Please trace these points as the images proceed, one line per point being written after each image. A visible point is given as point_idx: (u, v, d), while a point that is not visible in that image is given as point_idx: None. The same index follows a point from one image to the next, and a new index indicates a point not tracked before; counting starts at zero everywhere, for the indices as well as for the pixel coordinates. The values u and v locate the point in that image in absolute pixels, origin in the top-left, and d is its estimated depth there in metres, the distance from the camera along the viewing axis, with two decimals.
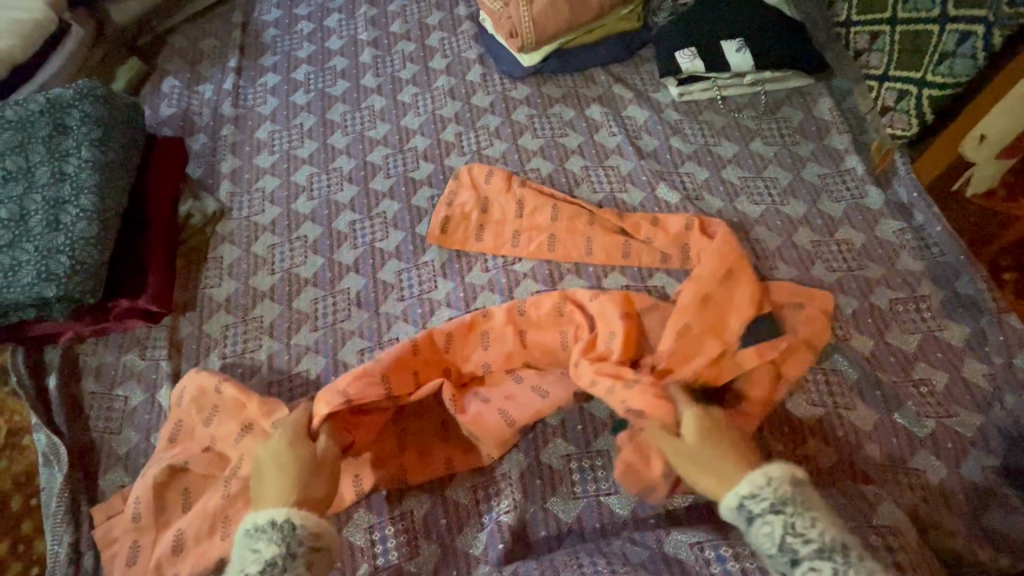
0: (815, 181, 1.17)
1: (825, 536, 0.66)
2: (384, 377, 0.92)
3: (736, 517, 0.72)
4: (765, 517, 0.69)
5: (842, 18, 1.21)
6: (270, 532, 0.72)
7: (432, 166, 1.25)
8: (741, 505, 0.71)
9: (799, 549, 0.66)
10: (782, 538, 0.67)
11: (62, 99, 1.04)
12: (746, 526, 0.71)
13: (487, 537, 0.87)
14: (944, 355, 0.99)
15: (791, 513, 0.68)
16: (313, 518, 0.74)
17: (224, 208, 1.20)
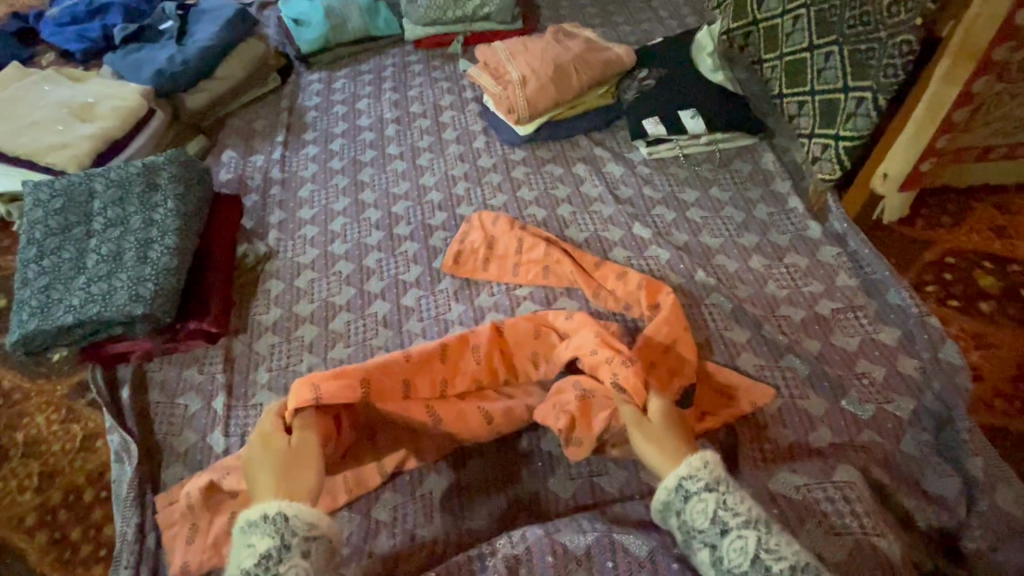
0: (764, 218, 1.41)
1: (750, 511, 0.79)
2: (368, 379, 1.01)
3: (670, 496, 0.82)
4: (699, 495, 0.80)
5: (775, 93, 1.47)
6: (263, 526, 0.77)
7: (446, 214, 1.50)
8: (679, 485, 0.82)
9: (727, 523, 0.78)
10: (714, 512, 0.79)
11: (154, 164, 1.31)
12: (683, 504, 0.81)
13: (496, 510, 1.01)
14: (881, 353, 1.17)
15: (720, 490, 0.80)
16: (304, 509, 0.78)
17: (272, 251, 1.44)
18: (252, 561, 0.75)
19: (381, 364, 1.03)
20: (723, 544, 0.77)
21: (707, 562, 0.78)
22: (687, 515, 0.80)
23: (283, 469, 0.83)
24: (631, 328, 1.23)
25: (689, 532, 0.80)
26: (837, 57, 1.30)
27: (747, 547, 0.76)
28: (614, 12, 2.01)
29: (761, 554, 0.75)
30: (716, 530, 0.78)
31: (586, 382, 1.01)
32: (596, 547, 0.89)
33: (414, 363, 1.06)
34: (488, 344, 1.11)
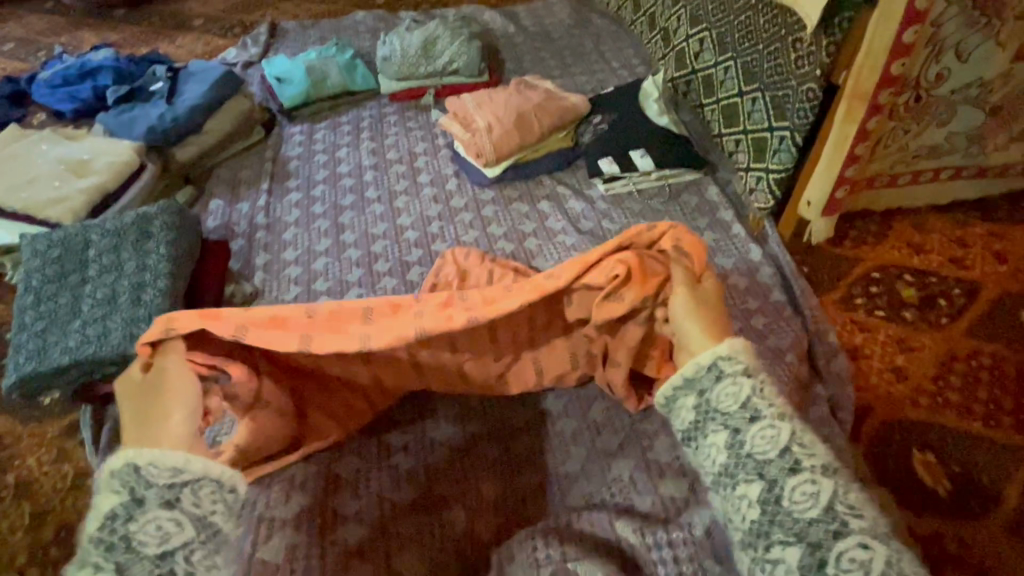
0: (711, 244, 1.56)
1: (779, 404, 0.89)
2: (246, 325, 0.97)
3: (701, 370, 0.94)
4: (726, 385, 0.91)
5: (717, 132, 1.68)
6: (117, 479, 0.78)
7: (421, 251, 1.62)
8: (713, 365, 0.93)
9: (755, 419, 0.88)
10: (745, 397, 0.89)
11: (147, 213, 1.41)
12: (713, 382, 0.93)
13: (472, 510, 1.10)
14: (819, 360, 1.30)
15: (755, 378, 0.91)
16: (159, 456, 0.79)
17: (258, 291, 1.54)
18: (98, 520, 0.76)
19: (271, 315, 0.99)
20: (750, 429, 0.87)
21: (727, 446, 0.88)
22: (715, 395, 0.92)
23: (149, 416, 0.88)
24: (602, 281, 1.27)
25: (714, 413, 0.91)
26: (763, 101, 1.47)
27: (776, 437, 0.86)
28: (572, 64, 2.22)
29: (792, 446, 0.85)
30: (744, 415, 0.88)
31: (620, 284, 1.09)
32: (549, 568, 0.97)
33: (312, 319, 1.01)
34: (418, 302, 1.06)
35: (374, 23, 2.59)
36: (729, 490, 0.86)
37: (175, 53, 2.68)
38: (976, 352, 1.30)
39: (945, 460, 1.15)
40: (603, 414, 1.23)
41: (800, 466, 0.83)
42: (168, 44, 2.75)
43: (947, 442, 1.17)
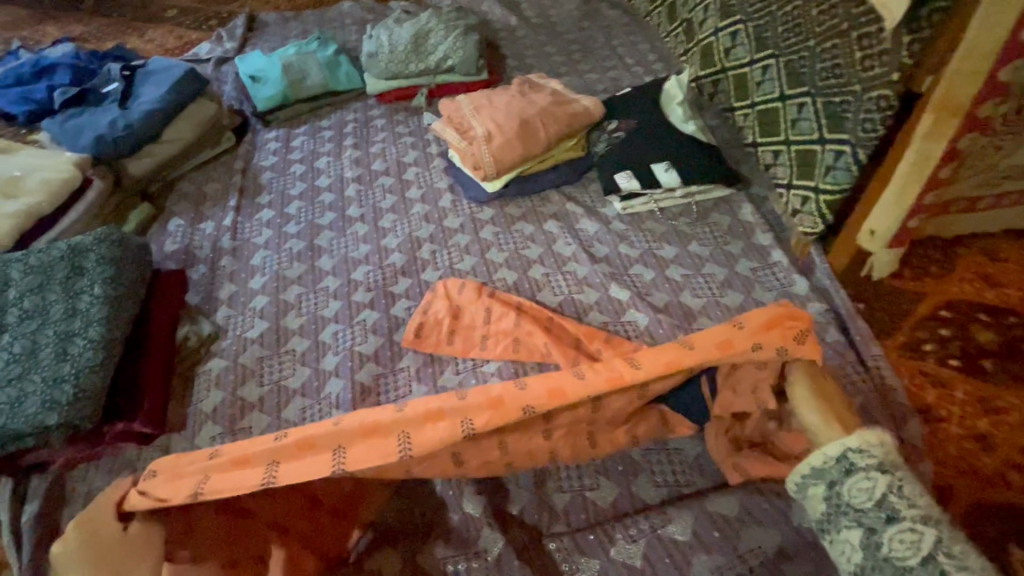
0: (748, 273, 1.33)
1: (926, 507, 0.77)
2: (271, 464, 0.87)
3: (823, 463, 0.84)
4: (848, 482, 0.81)
5: (750, 141, 1.45)
6: None
7: (410, 280, 1.39)
8: (844, 454, 0.83)
9: (884, 522, 0.77)
10: (883, 494, 0.78)
11: (82, 244, 1.19)
12: (844, 476, 0.82)
13: None
14: (890, 418, 1.06)
15: (892, 474, 0.80)
16: None
17: (218, 330, 1.31)
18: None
19: (298, 440, 0.88)
20: (887, 531, 0.76)
21: (852, 545, 0.79)
22: (846, 490, 0.81)
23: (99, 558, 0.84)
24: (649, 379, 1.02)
25: (839, 508, 0.82)
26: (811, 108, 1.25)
27: (919, 541, 0.74)
28: (581, 60, 1.98)
29: (936, 555, 0.72)
30: (881, 514, 0.78)
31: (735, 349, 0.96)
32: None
33: (338, 430, 0.89)
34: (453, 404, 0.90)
35: (362, 14, 2.35)
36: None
37: (144, 49, 2.44)
38: None
39: None
40: (611, 494, 1.04)
41: None
42: (137, 39, 2.50)
43: None
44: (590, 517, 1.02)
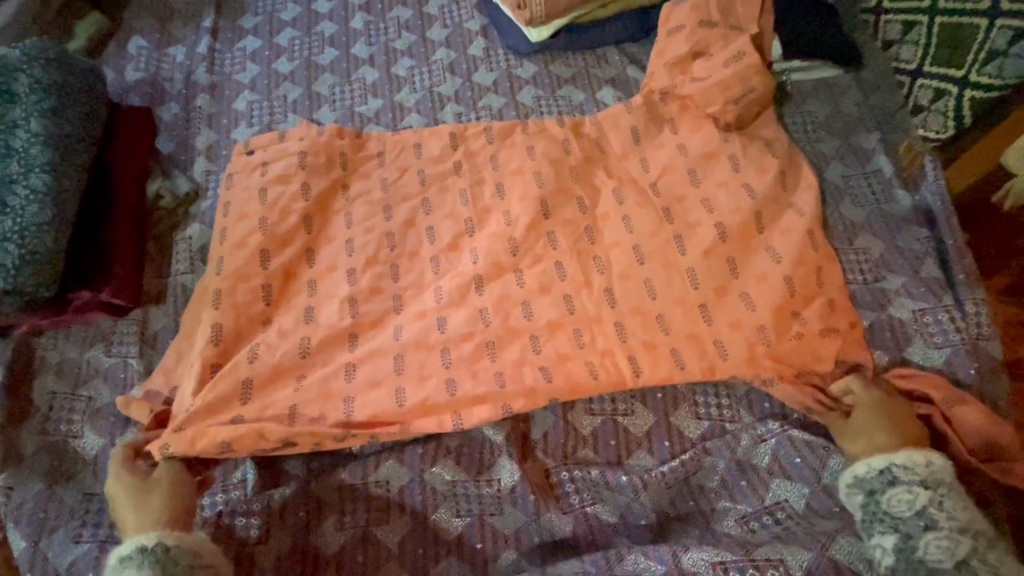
0: (838, 182, 1.11)
1: (965, 518, 0.75)
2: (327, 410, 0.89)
3: (884, 481, 0.78)
4: (896, 493, 0.77)
5: (872, 5, 1.16)
6: (139, 557, 0.73)
7: (430, 146, 1.14)
8: (889, 469, 0.79)
9: (903, 514, 0.76)
10: (921, 505, 0.76)
11: (7, 61, 0.97)
12: (884, 487, 0.78)
13: (464, 527, 0.87)
14: (977, 370, 0.92)
15: (936, 489, 0.77)
16: (187, 536, 0.76)
17: (198, 189, 1.11)
18: None
19: (368, 414, 0.89)
20: (922, 536, 0.74)
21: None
22: (885, 499, 0.77)
23: (139, 491, 0.81)
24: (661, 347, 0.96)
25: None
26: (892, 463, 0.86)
27: (954, 543, 0.73)
28: None
29: (970, 562, 0.72)
30: (919, 521, 0.75)
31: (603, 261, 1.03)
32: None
33: (301, 393, 0.90)
34: (491, 363, 0.93)
35: None
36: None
37: None
38: None
39: None
40: (645, 422, 0.94)
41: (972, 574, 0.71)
42: None
43: None
44: (620, 446, 0.93)
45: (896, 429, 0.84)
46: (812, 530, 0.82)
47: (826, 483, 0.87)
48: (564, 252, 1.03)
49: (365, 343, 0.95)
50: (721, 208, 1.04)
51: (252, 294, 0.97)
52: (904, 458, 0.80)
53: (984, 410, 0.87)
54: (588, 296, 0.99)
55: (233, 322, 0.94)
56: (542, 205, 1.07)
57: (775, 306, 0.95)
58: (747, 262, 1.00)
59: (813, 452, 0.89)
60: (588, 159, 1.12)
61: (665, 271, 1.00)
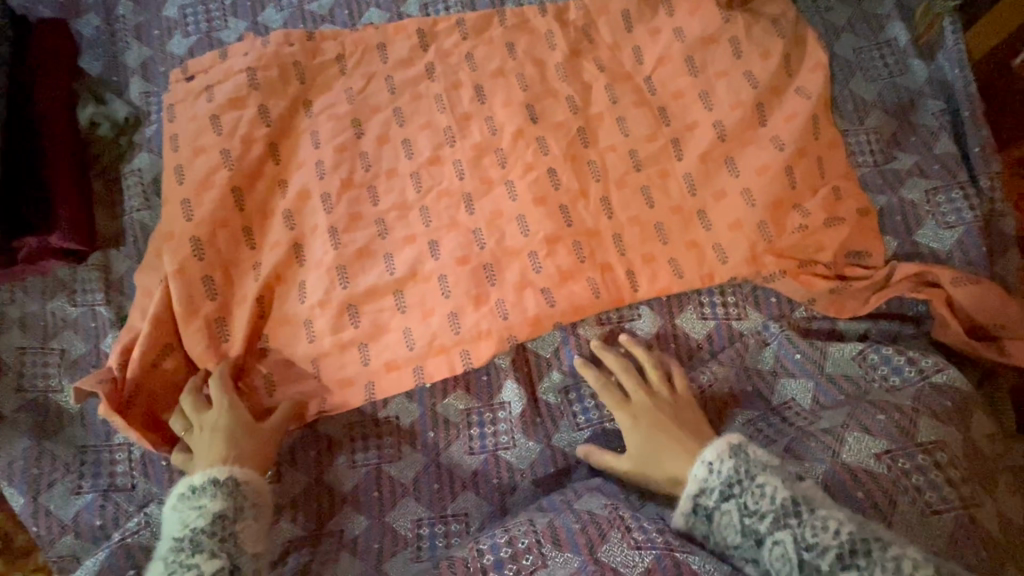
0: (849, 56, 1.02)
1: (776, 500, 0.65)
2: (338, 355, 0.87)
3: (710, 500, 0.67)
4: (720, 507, 0.67)
5: None
6: (213, 489, 0.73)
7: (396, 44, 1.01)
8: (695, 504, 0.68)
9: (761, 525, 0.64)
10: (741, 523, 0.65)
11: None
12: (706, 525, 0.68)
13: (479, 465, 0.84)
14: (987, 246, 0.89)
15: (740, 491, 0.66)
16: (255, 475, 0.76)
17: (138, 113, 0.98)
18: (205, 521, 0.71)
19: (383, 361, 0.86)
20: (763, 556, 0.64)
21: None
22: (716, 531, 0.67)
23: (233, 437, 0.78)
24: (674, 253, 0.91)
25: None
26: (892, 348, 0.82)
27: (829, 523, 0.62)
28: None
29: (806, 556, 0.61)
30: (750, 542, 0.65)
31: (598, 167, 0.96)
32: (658, 569, 0.64)
33: (317, 343, 0.87)
34: (490, 286, 0.88)
35: None
36: (946, 549, 0.65)
37: None
38: None
39: None
40: (654, 332, 0.90)
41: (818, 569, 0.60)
42: None
43: None
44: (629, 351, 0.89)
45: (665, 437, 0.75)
46: (814, 433, 0.75)
47: (830, 373, 0.83)
48: (556, 159, 0.95)
49: (352, 274, 0.89)
50: (720, 99, 0.96)
51: (205, 215, 0.88)
52: (694, 476, 0.69)
53: (997, 292, 0.80)
54: (585, 207, 0.93)
55: (219, 268, 0.87)
56: (529, 109, 0.97)
57: (776, 200, 0.90)
58: (750, 154, 0.93)
59: (813, 346, 0.85)
60: (575, 52, 1.01)
61: (662, 178, 0.95)
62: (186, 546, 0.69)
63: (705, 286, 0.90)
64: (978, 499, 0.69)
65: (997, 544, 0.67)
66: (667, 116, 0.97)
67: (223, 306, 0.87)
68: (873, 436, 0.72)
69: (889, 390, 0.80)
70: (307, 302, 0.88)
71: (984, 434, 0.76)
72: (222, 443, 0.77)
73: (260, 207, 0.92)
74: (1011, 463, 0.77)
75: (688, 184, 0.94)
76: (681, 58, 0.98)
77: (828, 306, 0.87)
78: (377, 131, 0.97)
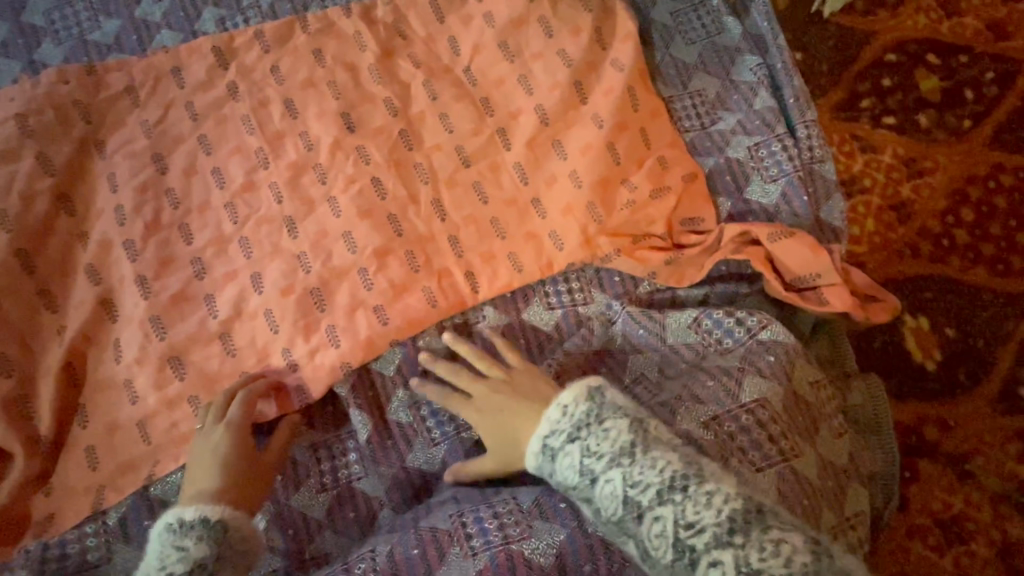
0: (667, 21, 1.01)
1: (615, 443, 0.64)
2: (164, 413, 0.80)
3: (557, 441, 0.67)
4: (565, 447, 0.66)
5: None
6: (199, 529, 0.62)
7: (192, 66, 0.93)
8: (543, 446, 0.68)
9: (598, 464, 0.64)
10: (581, 462, 0.64)
11: None
12: (552, 465, 0.67)
13: (334, 500, 0.80)
14: (812, 193, 0.91)
15: (582, 436, 0.66)
16: (247, 519, 0.66)
17: None
18: (184, 570, 0.60)
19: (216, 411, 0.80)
20: (596, 493, 0.63)
21: (741, 561, 0.55)
22: (558, 475, 0.66)
23: (240, 466, 0.70)
24: (511, 247, 0.89)
25: (680, 551, 0.57)
26: (722, 311, 0.82)
27: (658, 462, 0.62)
28: None
29: (631, 493, 0.60)
30: (586, 480, 0.64)
31: (425, 168, 0.92)
32: (490, 571, 0.65)
33: (140, 405, 0.80)
34: (321, 312, 0.84)
35: None
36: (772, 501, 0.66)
37: None
38: (997, 170, 1.01)
39: (939, 324, 0.94)
40: (504, 332, 0.87)
41: (642, 508, 0.60)
42: None
43: (946, 301, 0.95)
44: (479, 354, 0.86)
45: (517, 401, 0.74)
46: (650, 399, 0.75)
47: (671, 343, 0.83)
48: (379, 166, 0.90)
49: (171, 324, 0.82)
50: (539, 81, 0.93)
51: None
52: (546, 421, 0.69)
53: (809, 243, 0.80)
54: (416, 213, 0.89)
55: (17, 341, 0.79)
56: (345, 118, 0.92)
57: (603, 179, 0.88)
58: (574, 135, 0.91)
59: (651, 319, 0.84)
60: (388, 51, 0.96)
61: (492, 172, 0.92)
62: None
63: (546, 276, 0.88)
64: (799, 449, 0.70)
65: (816, 490, 0.69)
66: (489, 106, 0.94)
67: (23, 380, 0.78)
68: (703, 404, 0.72)
69: (723, 353, 0.80)
70: (123, 361, 0.81)
71: (811, 381, 0.78)
72: (231, 470, 0.69)
73: (57, 266, 0.83)
74: (837, 404, 0.79)
75: (519, 174, 0.91)
76: (495, 44, 0.95)
77: (668, 277, 0.86)
78: (182, 163, 0.89)
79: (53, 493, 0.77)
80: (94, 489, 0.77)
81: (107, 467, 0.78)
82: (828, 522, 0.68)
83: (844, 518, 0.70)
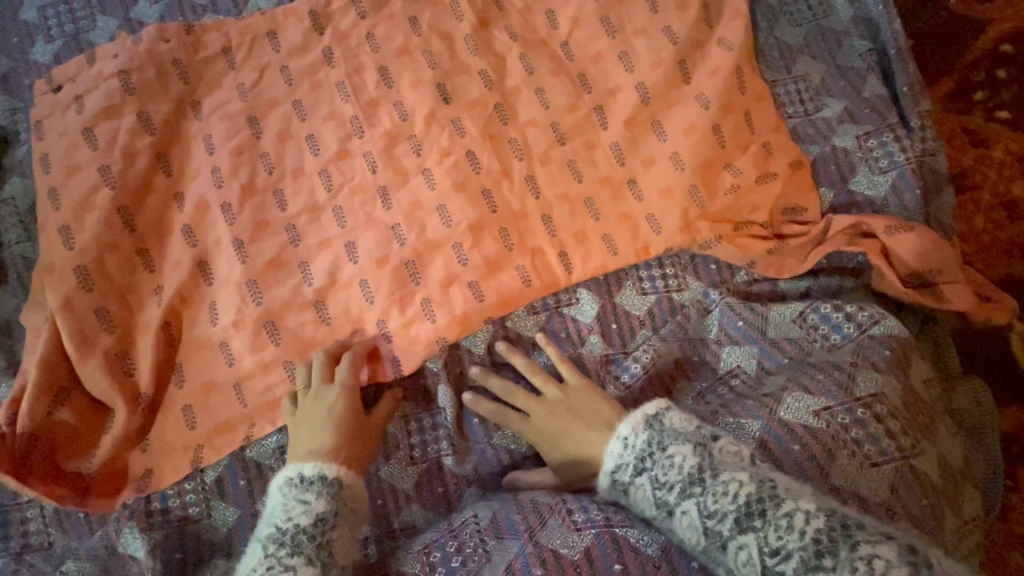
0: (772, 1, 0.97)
1: (683, 469, 0.64)
2: (260, 377, 0.80)
3: (624, 475, 0.67)
4: (635, 481, 0.66)
5: None
6: (319, 485, 0.66)
7: (287, 30, 0.92)
8: (613, 481, 0.68)
9: (670, 496, 0.64)
10: (654, 495, 0.65)
11: None
12: (624, 497, 0.68)
13: (423, 474, 0.80)
14: (925, 185, 0.87)
15: (648, 465, 0.66)
16: (359, 484, 0.69)
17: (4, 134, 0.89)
18: (307, 520, 0.64)
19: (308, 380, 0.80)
20: (675, 524, 0.63)
21: None
22: (632, 506, 0.67)
23: (348, 428, 0.73)
24: (606, 228, 0.86)
25: None
26: (829, 304, 0.80)
27: (730, 486, 0.60)
28: None
29: (711, 523, 0.60)
30: (661, 512, 0.64)
31: (520, 143, 0.89)
32: (597, 550, 0.63)
33: (236, 366, 0.80)
34: (415, 285, 0.83)
35: None
36: (882, 500, 0.64)
37: None
38: None
39: None
40: (595, 314, 0.85)
41: (723, 535, 0.59)
42: None
43: None
44: (571, 336, 0.85)
45: (570, 419, 0.74)
46: (754, 395, 0.74)
47: (773, 338, 0.80)
48: (474, 139, 0.88)
49: (265, 289, 0.82)
50: (641, 58, 0.90)
51: (90, 241, 0.80)
52: (610, 455, 0.69)
53: (927, 235, 0.78)
54: (509, 188, 0.87)
55: (117, 298, 0.80)
56: (440, 88, 0.90)
57: (705, 162, 0.86)
58: (676, 115, 0.88)
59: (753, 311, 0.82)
60: (484, 22, 0.94)
61: (588, 150, 0.89)
62: (286, 542, 0.62)
63: (642, 260, 0.86)
64: (920, 446, 0.68)
65: (938, 488, 0.68)
66: (587, 83, 0.91)
67: (124, 337, 0.79)
68: (813, 394, 0.71)
69: (830, 350, 0.78)
70: (219, 324, 0.81)
71: (923, 377, 0.76)
72: (341, 432, 0.72)
73: (155, 225, 0.83)
74: (945, 406, 0.77)
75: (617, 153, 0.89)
76: (595, 18, 0.92)
77: (767, 267, 0.84)
78: (276, 127, 0.88)
79: (152, 449, 0.78)
80: (192, 447, 0.78)
81: (205, 427, 0.79)
82: (949, 526, 0.67)
83: (961, 523, 0.70)
